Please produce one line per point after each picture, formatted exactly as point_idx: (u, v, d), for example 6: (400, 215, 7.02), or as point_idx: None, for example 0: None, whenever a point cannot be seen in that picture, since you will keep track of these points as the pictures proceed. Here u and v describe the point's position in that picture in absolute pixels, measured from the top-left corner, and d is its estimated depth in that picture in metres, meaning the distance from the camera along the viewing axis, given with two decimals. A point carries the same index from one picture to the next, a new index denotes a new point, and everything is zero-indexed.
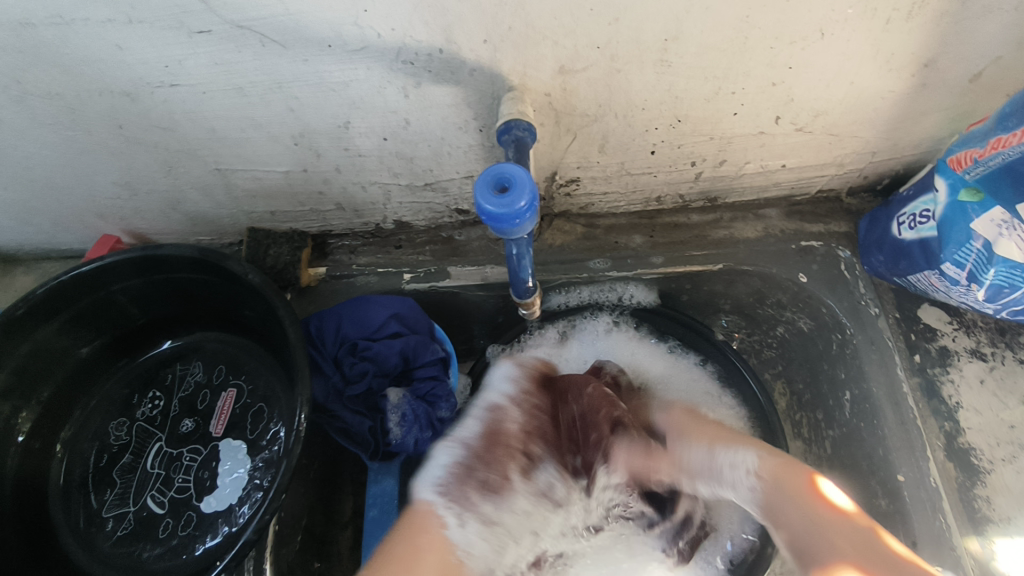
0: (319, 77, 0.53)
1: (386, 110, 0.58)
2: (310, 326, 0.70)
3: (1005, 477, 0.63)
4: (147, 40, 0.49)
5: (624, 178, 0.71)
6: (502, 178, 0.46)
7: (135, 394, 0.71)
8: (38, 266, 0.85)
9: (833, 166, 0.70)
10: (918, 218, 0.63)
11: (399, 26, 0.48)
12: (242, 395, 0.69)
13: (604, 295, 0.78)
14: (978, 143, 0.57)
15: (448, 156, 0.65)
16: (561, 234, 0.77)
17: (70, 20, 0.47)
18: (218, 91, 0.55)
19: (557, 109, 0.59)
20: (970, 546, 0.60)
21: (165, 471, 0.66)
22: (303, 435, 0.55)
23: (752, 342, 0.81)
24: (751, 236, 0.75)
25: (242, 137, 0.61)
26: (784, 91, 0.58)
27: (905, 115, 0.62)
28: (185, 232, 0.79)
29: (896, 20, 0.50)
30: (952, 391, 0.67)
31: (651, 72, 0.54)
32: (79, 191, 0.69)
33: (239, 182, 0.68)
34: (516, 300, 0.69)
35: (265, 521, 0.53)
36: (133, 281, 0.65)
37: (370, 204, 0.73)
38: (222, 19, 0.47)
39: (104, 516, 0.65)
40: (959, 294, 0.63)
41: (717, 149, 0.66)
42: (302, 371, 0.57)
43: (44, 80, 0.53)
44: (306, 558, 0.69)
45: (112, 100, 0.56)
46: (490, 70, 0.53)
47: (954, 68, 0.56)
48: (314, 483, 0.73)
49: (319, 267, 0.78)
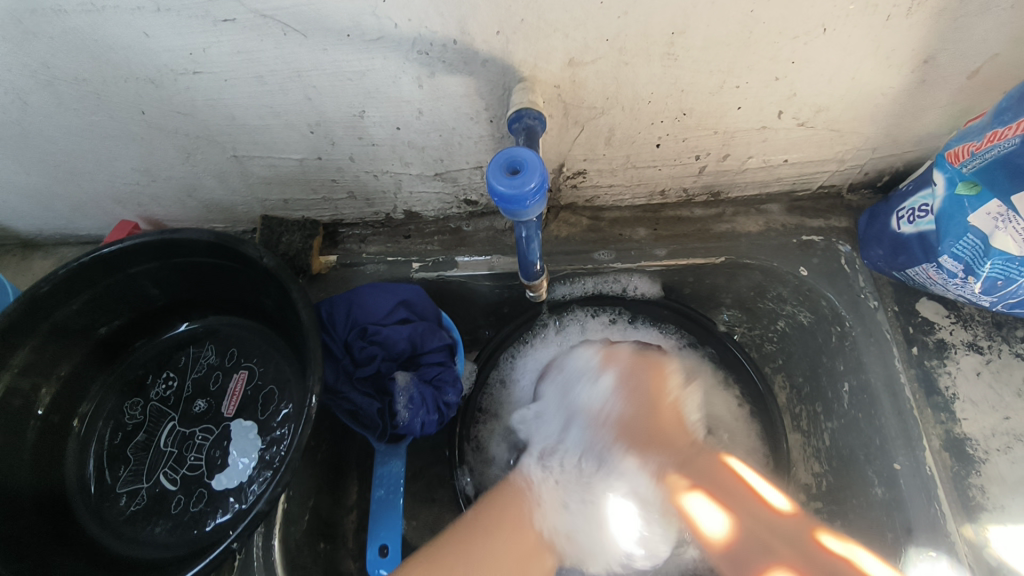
0: (338, 66, 0.55)
1: (401, 100, 0.60)
2: (322, 311, 0.71)
3: (999, 466, 0.64)
4: (173, 28, 0.51)
5: (630, 171, 0.72)
6: (513, 161, 0.48)
7: (150, 374, 0.73)
8: (56, 250, 0.87)
9: (834, 161, 0.72)
10: (916, 212, 0.65)
11: (416, 17, 0.50)
12: (253, 377, 0.71)
13: (609, 286, 0.80)
14: (974, 138, 0.57)
15: (458, 147, 0.67)
16: (567, 225, 0.78)
17: (101, 7, 0.49)
18: (239, 79, 0.57)
19: (566, 101, 0.61)
20: (965, 532, 0.62)
21: (178, 450, 0.68)
22: (313, 415, 0.56)
23: (753, 336, 0.83)
24: (752, 230, 0.77)
25: (261, 125, 0.63)
26: (786, 86, 0.59)
27: (906, 112, 0.64)
28: (200, 219, 0.81)
29: (895, 16, 0.52)
30: (949, 382, 0.68)
31: (658, 66, 0.56)
32: (101, 177, 0.71)
33: (255, 169, 0.70)
34: (524, 282, 0.70)
35: (275, 495, 0.54)
36: (152, 264, 0.67)
37: (381, 193, 0.75)
38: (247, 8, 0.49)
39: (118, 492, 0.67)
40: (956, 286, 0.65)
41: (720, 144, 0.68)
42: (314, 355, 0.58)
43: (73, 66, 0.55)
44: (313, 539, 0.70)
45: (137, 87, 0.58)
46: (501, 61, 0.55)
47: (953, 64, 0.57)
48: (321, 465, 0.74)
49: (330, 255, 0.80)
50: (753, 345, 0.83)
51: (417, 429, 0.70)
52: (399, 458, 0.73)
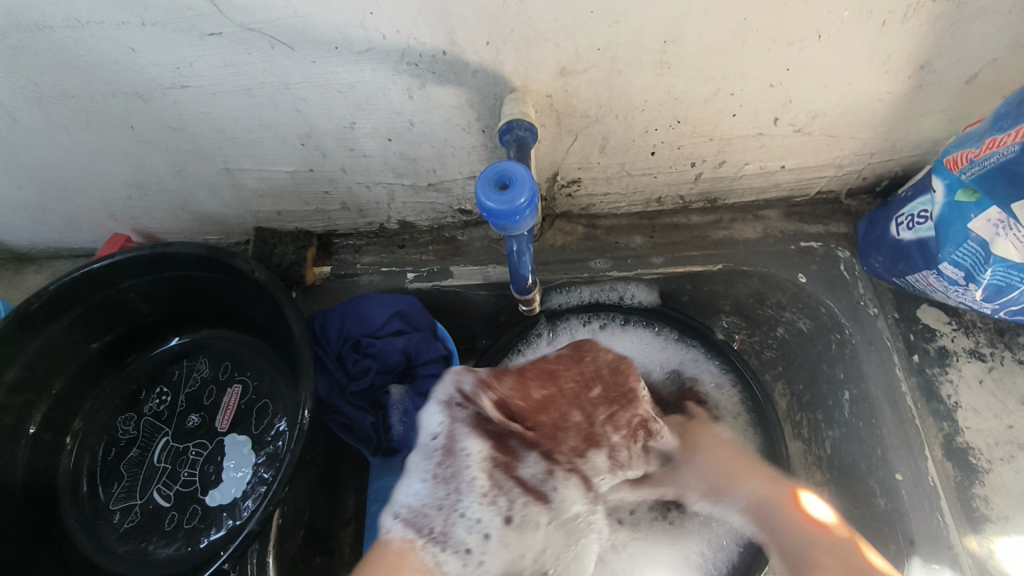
0: (326, 78, 0.55)
1: (391, 111, 0.59)
2: (315, 323, 0.71)
3: (1003, 476, 0.63)
4: (159, 43, 0.50)
5: (625, 179, 0.72)
6: (502, 176, 0.47)
7: (143, 389, 0.72)
8: (50, 264, 0.87)
9: (833, 167, 0.71)
10: (916, 218, 0.64)
11: (404, 28, 0.49)
12: (247, 391, 0.71)
13: (605, 295, 0.79)
14: (973, 144, 0.56)
15: (451, 157, 0.66)
16: (562, 234, 0.78)
17: (85, 23, 0.48)
18: (228, 92, 0.56)
19: (559, 110, 0.60)
20: (969, 544, 0.61)
21: (171, 465, 0.68)
22: (306, 430, 0.56)
23: (753, 343, 0.81)
24: (750, 237, 0.76)
25: (251, 138, 0.62)
26: (782, 93, 0.58)
27: (904, 117, 0.63)
28: (193, 231, 0.80)
29: (892, 22, 0.51)
30: (951, 391, 0.67)
31: (651, 74, 0.55)
32: (92, 191, 0.71)
33: (246, 181, 0.69)
34: (516, 296, 0.70)
35: (269, 513, 0.54)
36: (142, 279, 0.67)
37: (374, 203, 0.74)
38: (232, 21, 0.48)
39: (111, 509, 0.66)
40: (958, 293, 0.64)
41: (716, 151, 0.67)
42: (308, 366, 0.58)
43: (60, 82, 0.54)
44: (309, 554, 0.70)
45: (125, 101, 0.57)
46: (492, 71, 0.54)
47: (950, 69, 0.56)
48: (317, 479, 0.74)
49: (324, 266, 0.79)
50: (752, 352, 0.81)
51: (412, 442, 0.69)
52: (395, 472, 0.72)
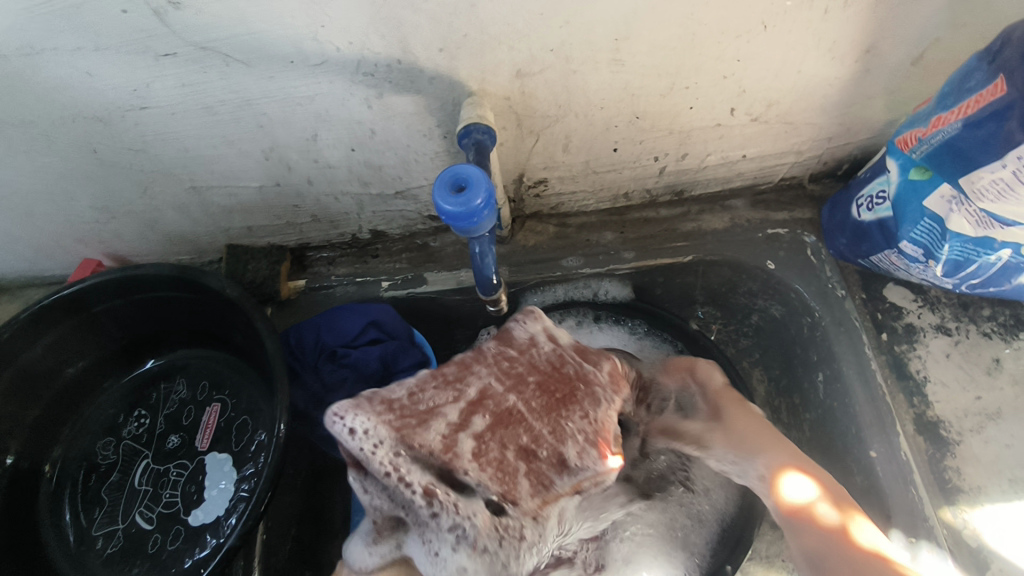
0: (285, 93, 0.55)
1: (352, 121, 0.59)
2: (289, 337, 0.72)
3: (973, 446, 0.65)
4: (114, 65, 0.50)
5: (590, 177, 0.73)
6: (459, 178, 0.47)
7: (121, 414, 0.72)
8: (22, 292, 0.86)
9: (793, 154, 0.72)
10: (875, 199, 0.65)
11: (357, 39, 0.50)
12: (225, 409, 0.70)
13: (580, 292, 0.80)
14: (922, 123, 0.57)
15: (416, 164, 0.67)
16: (533, 234, 0.78)
17: (39, 50, 0.48)
18: (187, 112, 0.56)
19: (518, 112, 0.61)
20: (944, 516, 0.62)
21: (153, 487, 0.67)
22: (282, 442, 0.56)
23: (729, 333, 0.82)
24: (718, 228, 0.77)
25: (216, 155, 0.63)
26: (735, 83, 0.60)
27: (855, 100, 0.64)
28: (165, 252, 0.80)
29: (834, 10, 0.52)
30: (920, 366, 0.69)
31: (606, 72, 0.56)
32: (58, 217, 0.71)
33: (214, 199, 0.70)
34: (482, 296, 0.70)
35: (247, 528, 0.54)
36: (115, 302, 0.67)
37: (344, 214, 0.75)
38: (186, 41, 0.49)
39: (94, 534, 0.66)
40: (919, 270, 0.65)
41: (677, 144, 0.68)
42: (281, 379, 0.58)
43: (15, 108, 0.54)
44: (296, 567, 0.70)
45: (85, 125, 0.57)
46: (448, 77, 0.55)
47: (896, 52, 0.58)
48: (301, 492, 0.74)
49: (298, 280, 0.80)
50: (730, 341, 0.82)
51: None
52: None
